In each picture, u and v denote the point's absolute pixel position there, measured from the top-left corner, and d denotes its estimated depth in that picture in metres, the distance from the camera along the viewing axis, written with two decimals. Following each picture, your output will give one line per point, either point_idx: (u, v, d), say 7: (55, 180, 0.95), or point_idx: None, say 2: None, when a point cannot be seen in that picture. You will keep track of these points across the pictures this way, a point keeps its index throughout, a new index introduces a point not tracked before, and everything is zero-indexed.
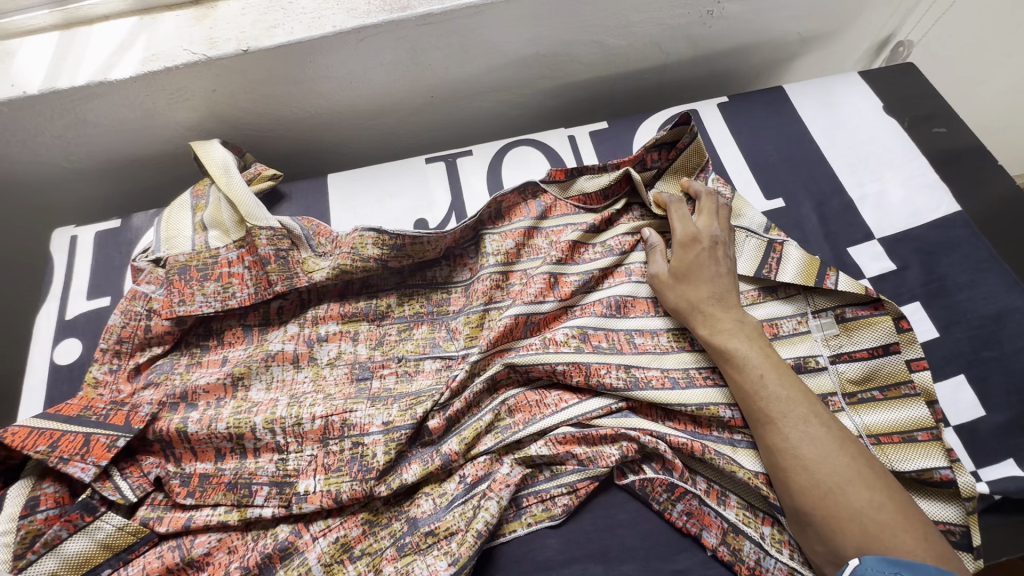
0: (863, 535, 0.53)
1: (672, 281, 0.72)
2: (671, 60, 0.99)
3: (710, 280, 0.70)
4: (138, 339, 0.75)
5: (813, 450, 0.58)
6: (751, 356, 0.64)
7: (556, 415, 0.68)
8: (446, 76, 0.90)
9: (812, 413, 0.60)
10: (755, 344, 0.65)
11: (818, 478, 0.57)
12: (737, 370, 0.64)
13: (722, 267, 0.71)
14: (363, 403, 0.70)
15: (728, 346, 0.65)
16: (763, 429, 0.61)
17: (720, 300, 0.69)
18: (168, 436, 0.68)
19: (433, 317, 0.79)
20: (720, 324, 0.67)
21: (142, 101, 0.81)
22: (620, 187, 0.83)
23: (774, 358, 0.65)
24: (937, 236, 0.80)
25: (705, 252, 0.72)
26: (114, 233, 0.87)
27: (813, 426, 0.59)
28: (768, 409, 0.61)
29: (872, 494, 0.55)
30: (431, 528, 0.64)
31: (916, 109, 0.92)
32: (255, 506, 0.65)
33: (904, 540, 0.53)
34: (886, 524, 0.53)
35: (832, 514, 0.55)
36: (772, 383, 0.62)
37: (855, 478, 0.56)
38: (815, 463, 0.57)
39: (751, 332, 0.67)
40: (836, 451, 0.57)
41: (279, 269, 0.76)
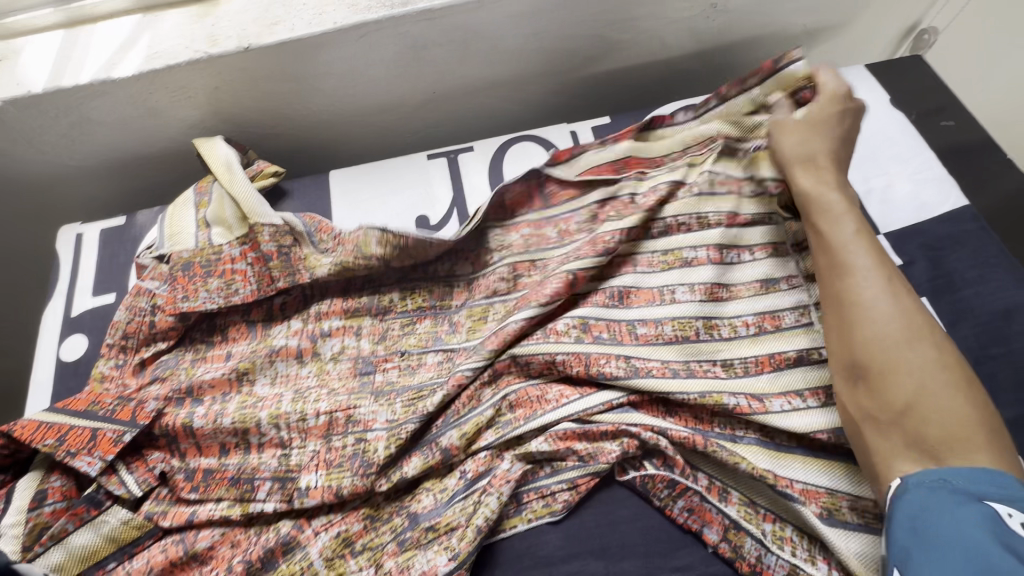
0: (912, 393, 0.52)
1: (783, 138, 0.69)
2: (675, 55, 0.98)
3: (821, 149, 0.66)
4: (144, 334, 0.75)
5: (891, 320, 0.54)
6: (849, 220, 0.60)
7: (557, 411, 0.67)
8: (449, 72, 0.89)
9: (908, 292, 0.56)
10: (854, 215, 0.60)
11: (883, 344, 0.54)
12: (827, 224, 0.61)
13: (839, 148, 0.67)
14: (366, 399, 0.71)
15: (825, 199, 0.62)
16: (838, 277, 0.58)
17: (816, 167, 0.65)
18: (174, 431, 0.68)
19: (436, 311, 0.78)
20: (815, 189, 0.63)
21: (146, 99, 0.82)
22: (633, 165, 0.81)
23: (873, 236, 0.60)
24: (945, 231, 0.79)
25: (822, 128, 0.67)
26: (119, 230, 0.87)
27: (901, 299, 0.55)
28: (847, 263, 0.58)
29: (947, 379, 0.52)
30: (432, 523, 0.64)
31: (924, 103, 0.91)
32: (257, 500, 0.65)
33: (959, 419, 0.50)
34: (944, 403, 0.51)
35: (887, 366, 0.53)
36: (859, 251, 0.58)
37: (926, 345, 0.53)
38: (889, 320, 0.54)
39: (852, 210, 0.61)
40: (911, 326, 0.54)
41: (282, 265, 0.76)
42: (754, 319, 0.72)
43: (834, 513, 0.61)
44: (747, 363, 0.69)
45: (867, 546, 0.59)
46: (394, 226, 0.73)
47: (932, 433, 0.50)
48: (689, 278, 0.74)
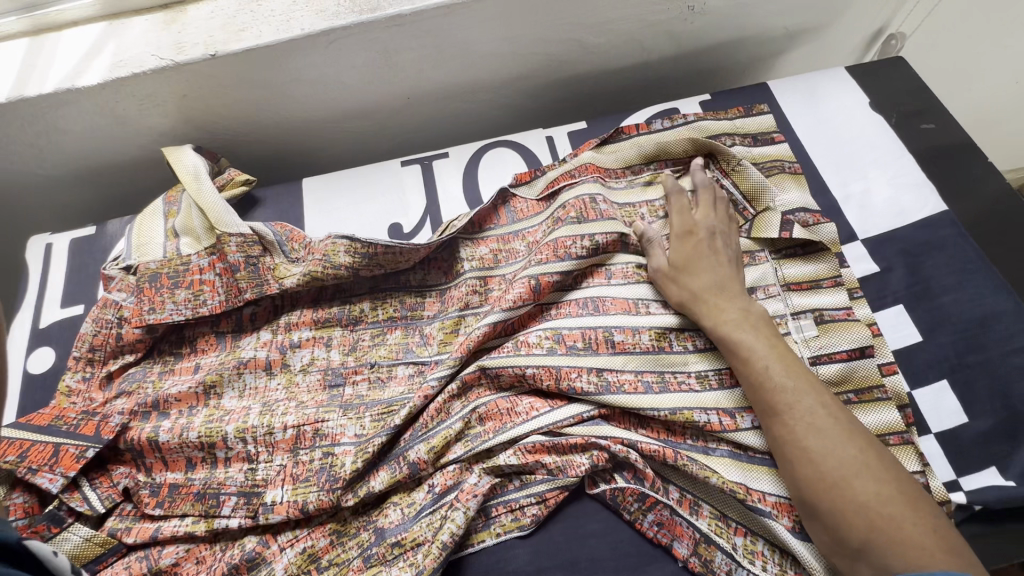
0: (867, 524, 0.53)
1: (673, 275, 0.71)
2: (654, 57, 0.97)
3: (713, 270, 0.70)
4: (111, 347, 0.74)
5: (820, 443, 0.57)
6: (757, 347, 0.63)
7: (527, 424, 0.66)
8: (422, 77, 0.88)
9: (819, 404, 0.59)
10: (763, 336, 0.64)
11: (824, 468, 0.56)
12: (743, 362, 0.63)
13: (723, 256, 0.72)
14: (335, 412, 0.69)
15: (731, 336, 0.65)
16: (770, 420, 0.61)
17: (722, 289, 0.69)
18: (139, 446, 0.67)
19: (407, 322, 0.77)
20: (726, 313, 0.66)
21: (113, 108, 0.81)
22: (590, 170, 0.82)
23: (782, 348, 0.63)
24: (922, 237, 0.78)
25: (702, 244, 0.72)
26: (88, 240, 0.86)
27: (819, 418, 0.58)
28: (773, 400, 0.60)
29: (880, 486, 0.54)
30: (398, 538, 0.63)
31: (905, 105, 0.90)
32: (222, 516, 0.65)
33: (912, 534, 0.52)
34: (894, 517, 0.53)
35: (838, 505, 0.55)
36: (778, 376, 0.61)
37: (862, 470, 0.55)
38: (821, 455, 0.56)
39: (758, 322, 0.66)
40: (843, 443, 0.56)
41: (249, 277, 0.75)
42: None
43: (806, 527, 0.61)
44: (721, 375, 0.69)
45: None
46: (363, 237, 0.73)
47: (896, 564, 0.51)
48: (662, 291, 0.74)
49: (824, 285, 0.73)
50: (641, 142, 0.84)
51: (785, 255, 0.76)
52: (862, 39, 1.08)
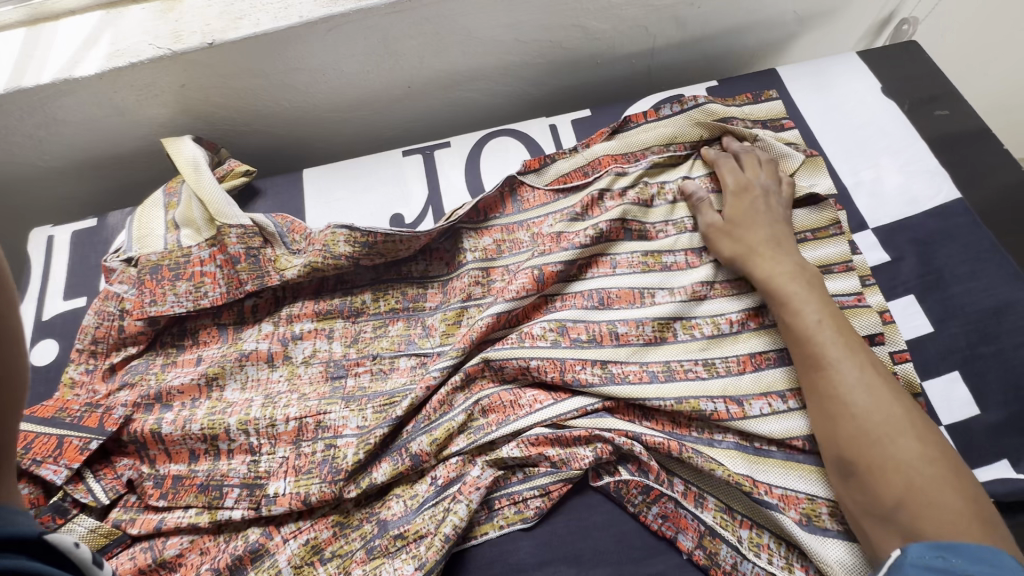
0: (905, 482, 0.53)
1: (724, 229, 0.72)
2: (660, 43, 0.95)
3: (765, 227, 0.70)
4: (113, 339, 0.74)
5: (867, 398, 0.57)
6: (810, 302, 0.63)
7: (530, 416, 0.66)
8: (423, 66, 0.87)
9: (869, 363, 0.59)
10: (815, 291, 0.64)
11: (868, 423, 0.56)
12: (794, 315, 0.63)
13: (776, 217, 0.71)
14: (337, 404, 0.69)
15: (784, 289, 0.64)
16: (815, 374, 0.60)
17: (772, 246, 0.68)
18: (142, 437, 0.68)
19: (409, 313, 0.77)
20: (778, 269, 0.66)
21: (111, 98, 0.80)
22: (604, 164, 0.82)
23: (833, 308, 0.63)
24: (935, 224, 0.76)
25: (759, 201, 0.72)
26: (90, 232, 0.86)
27: (870, 375, 0.58)
28: (823, 354, 0.60)
29: (923, 447, 0.54)
30: (400, 530, 0.63)
31: (919, 91, 0.88)
32: (225, 508, 0.65)
33: (951, 498, 0.51)
34: (933, 479, 0.52)
35: (879, 459, 0.54)
36: (830, 332, 0.61)
37: (906, 429, 0.55)
38: (866, 410, 0.56)
39: (811, 278, 0.65)
40: (890, 402, 0.56)
41: (250, 268, 0.75)
42: (738, 317, 0.70)
43: (813, 519, 0.61)
44: (728, 362, 0.68)
45: (845, 554, 0.59)
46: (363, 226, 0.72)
47: (931, 525, 0.51)
48: (667, 281, 0.74)
49: (835, 271, 0.71)
50: (650, 130, 0.82)
51: (797, 242, 0.74)
52: (863, 28, 1.05)
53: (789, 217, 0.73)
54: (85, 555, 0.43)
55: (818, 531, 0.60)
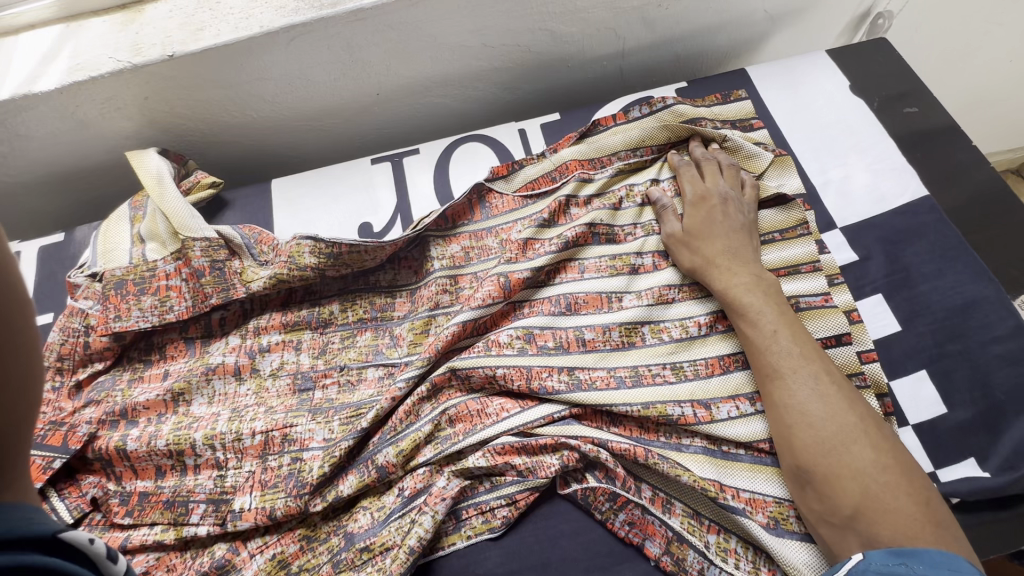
0: (860, 490, 0.53)
1: (683, 240, 0.72)
2: (629, 46, 0.95)
3: (724, 237, 0.70)
4: (79, 355, 0.73)
5: (821, 407, 0.57)
6: (764, 313, 0.63)
7: (497, 425, 0.66)
8: (389, 73, 0.86)
9: (824, 371, 0.59)
10: (771, 300, 0.64)
11: (823, 433, 0.56)
12: (750, 326, 0.63)
13: (735, 224, 0.71)
14: (304, 417, 0.69)
15: (742, 300, 0.65)
16: (771, 385, 0.60)
17: (731, 256, 0.68)
18: (107, 454, 0.67)
19: (377, 323, 0.76)
20: (735, 279, 0.66)
21: (73, 112, 0.79)
22: (571, 168, 0.81)
23: (789, 317, 0.63)
24: (902, 223, 0.76)
25: (716, 210, 0.72)
26: (56, 248, 0.86)
27: (823, 384, 0.58)
28: (778, 364, 0.60)
29: (877, 454, 0.54)
30: (366, 543, 0.62)
31: (888, 88, 0.87)
32: (191, 524, 0.64)
33: (903, 504, 0.52)
34: (887, 486, 0.53)
35: (834, 468, 0.55)
36: (785, 342, 0.61)
37: (860, 436, 0.55)
38: (821, 420, 0.56)
39: (768, 288, 0.65)
40: (843, 410, 0.56)
41: (215, 281, 0.74)
42: (706, 319, 0.70)
43: (781, 523, 0.60)
44: (697, 366, 0.68)
45: (812, 556, 0.59)
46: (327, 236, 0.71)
47: (885, 533, 0.51)
48: (634, 285, 0.73)
49: (803, 271, 0.71)
50: (613, 133, 0.81)
51: (763, 242, 0.74)
52: (842, 22, 1.05)
53: (751, 222, 0.72)
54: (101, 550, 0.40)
55: (787, 534, 0.60)
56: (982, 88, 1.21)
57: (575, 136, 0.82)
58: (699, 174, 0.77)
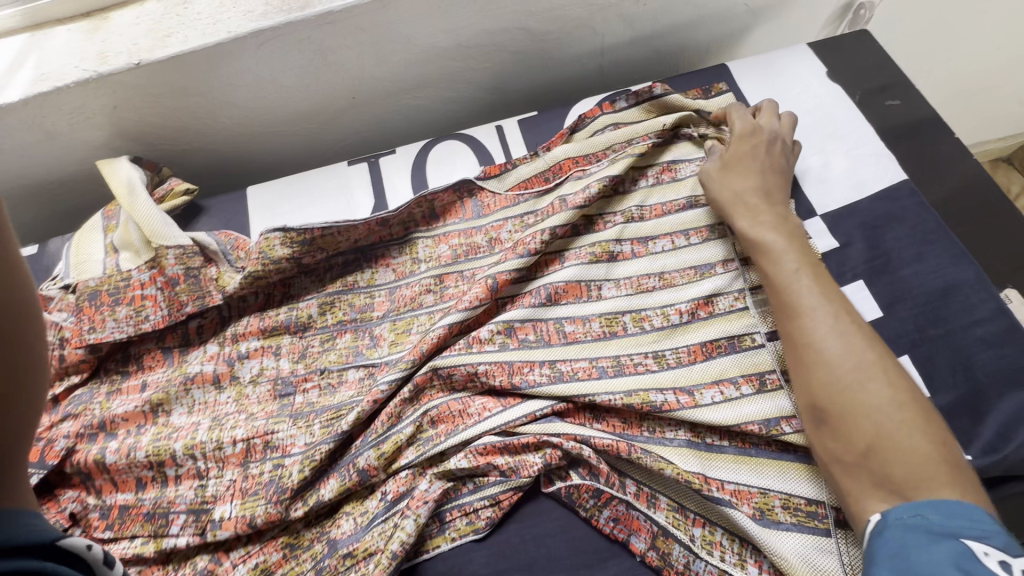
0: (875, 429, 0.52)
1: (719, 173, 0.73)
2: (609, 41, 0.94)
3: (759, 178, 0.70)
4: (55, 369, 0.72)
5: (839, 345, 0.56)
6: (787, 250, 0.63)
7: (478, 425, 0.65)
8: (363, 75, 0.85)
9: (842, 312, 0.58)
10: (793, 241, 0.64)
11: (839, 370, 0.55)
12: (772, 263, 0.63)
13: (772, 168, 0.72)
14: (285, 423, 0.68)
15: (763, 239, 0.65)
16: (790, 321, 0.60)
17: (763, 195, 0.70)
18: (86, 468, 0.66)
19: (357, 325, 0.75)
20: (759, 217, 0.67)
21: (41, 123, 0.78)
22: (565, 167, 0.81)
23: (813, 258, 0.63)
24: (881, 209, 0.76)
25: (760, 147, 0.73)
26: (29, 260, 0.84)
27: (844, 322, 0.57)
28: (796, 302, 0.60)
29: (895, 394, 0.53)
30: (350, 549, 0.62)
31: (870, 82, 0.86)
32: (171, 535, 0.63)
33: (920, 445, 0.51)
34: (903, 425, 0.52)
35: (849, 406, 0.54)
36: (807, 280, 0.61)
37: (878, 376, 0.54)
38: (839, 357, 0.56)
39: (791, 229, 0.65)
40: (863, 348, 0.55)
41: (189, 289, 0.73)
42: (688, 307, 0.71)
43: (766, 513, 0.61)
44: (679, 353, 0.69)
45: (799, 544, 0.59)
46: (296, 226, 0.72)
47: (899, 472, 0.50)
48: (614, 273, 0.74)
49: None
50: (596, 128, 0.84)
51: None
52: (830, 13, 1.05)
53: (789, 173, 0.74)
54: (96, 553, 0.41)
55: (773, 524, 0.60)
56: (968, 73, 1.20)
57: (567, 133, 0.83)
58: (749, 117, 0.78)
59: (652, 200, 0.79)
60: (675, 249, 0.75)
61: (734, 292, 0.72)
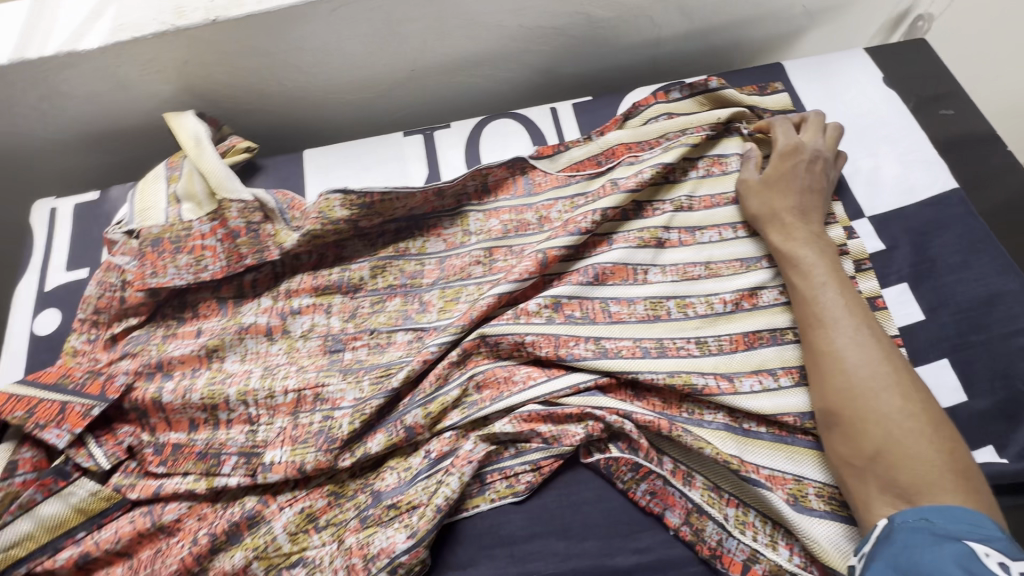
0: (884, 435, 0.57)
1: (759, 187, 0.76)
2: (665, 33, 0.95)
3: (797, 191, 0.74)
4: (115, 309, 0.75)
5: (857, 355, 0.61)
6: (818, 266, 0.67)
7: (523, 393, 0.67)
8: (425, 49, 0.87)
9: (864, 325, 0.63)
10: (824, 258, 0.68)
11: (854, 379, 0.60)
12: (801, 276, 0.68)
13: (812, 184, 0.75)
14: (335, 376, 0.70)
15: (795, 253, 0.69)
16: (812, 332, 0.64)
17: (798, 211, 0.73)
18: (144, 405, 0.69)
19: (407, 290, 0.77)
20: (793, 233, 0.71)
21: (114, 72, 0.80)
22: (618, 153, 0.83)
23: (840, 274, 0.67)
24: (929, 215, 0.77)
25: (801, 164, 0.75)
26: (91, 205, 0.86)
27: (864, 335, 0.62)
28: (821, 313, 0.64)
29: (907, 404, 0.58)
30: (393, 501, 0.64)
31: (925, 89, 0.87)
32: (223, 475, 0.66)
33: (926, 452, 0.55)
34: (911, 432, 0.56)
35: (861, 411, 0.58)
36: (833, 295, 0.65)
37: (891, 386, 0.58)
38: (855, 366, 0.60)
39: (824, 246, 0.69)
40: (879, 361, 0.60)
41: (250, 242, 0.75)
42: (732, 297, 0.73)
43: (799, 500, 0.62)
44: (721, 341, 0.71)
45: (831, 531, 0.60)
46: (356, 188, 0.74)
47: (904, 476, 0.55)
48: (661, 259, 0.76)
49: None
50: (648, 116, 0.85)
51: None
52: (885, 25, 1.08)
53: (829, 188, 0.77)
54: None
55: (804, 510, 0.62)
56: None
57: (619, 120, 0.85)
58: (794, 130, 0.80)
59: (702, 191, 0.81)
60: (722, 241, 0.77)
61: (778, 287, 0.73)
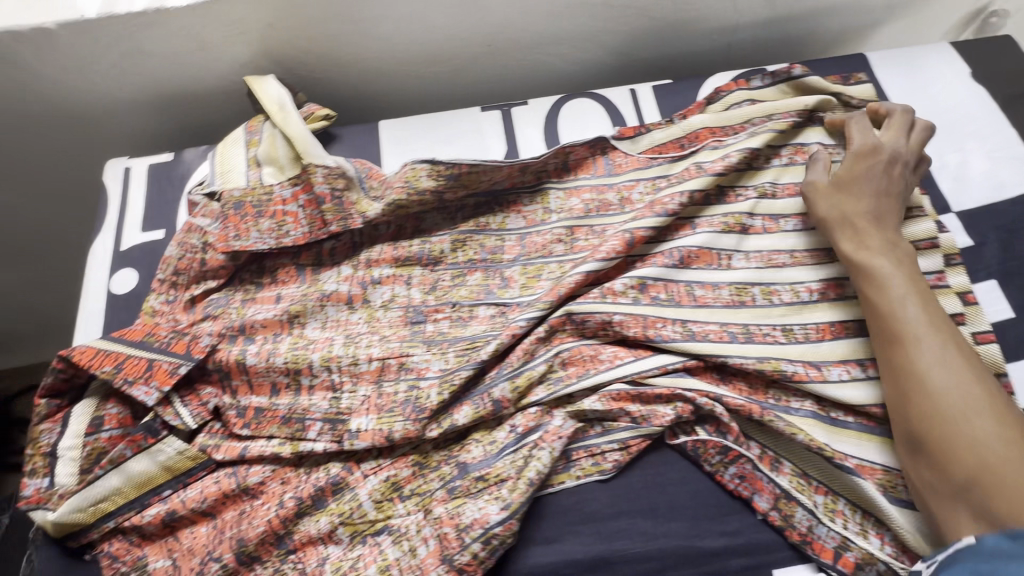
0: (976, 461, 0.54)
1: (828, 190, 0.72)
2: (745, 20, 0.94)
3: (871, 197, 0.70)
4: (194, 271, 0.74)
5: (943, 376, 0.57)
6: (895, 278, 0.63)
7: (611, 371, 0.66)
8: (506, 23, 0.86)
9: (948, 345, 0.59)
10: (902, 269, 0.64)
11: (942, 402, 0.57)
12: (878, 289, 0.64)
13: (887, 188, 0.71)
14: (419, 347, 0.70)
15: (870, 265, 0.65)
16: (892, 351, 0.61)
17: (872, 219, 0.69)
18: (227, 366, 0.68)
19: (487, 265, 0.76)
20: (868, 243, 0.67)
21: (198, 32, 0.79)
22: (702, 137, 0.82)
23: (920, 286, 0.63)
24: (1018, 212, 0.76)
25: (877, 167, 0.71)
26: (164, 166, 0.85)
27: (950, 354, 0.58)
28: (902, 330, 0.61)
29: (1000, 428, 0.54)
30: (481, 473, 0.63)
31: (1011, 86, 0.86)
32: (308, 440, 0.66)
33: None
34: (1006, 458, 0.53)
35: (950, 436, 0.55)
36: (915, 312, 0.61)
37: (982, 409, 0.55)
38: (943, 388, 0.57)
39: (901, 257, 0.66)
40: (967, 382, 0.57)
41: (334, 209, 0.74)
42: (819, 286, 0.72)
43: (889, 491, 0.62)
44: (807, 329, 0.70)
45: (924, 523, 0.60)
46: (444, 159, 0.73)
47: (1002, 505, 0.51)
48: (744, 245, 0.75)
49: (919, 247, 0.72)
50: (731, 101, 0.84)
51: None
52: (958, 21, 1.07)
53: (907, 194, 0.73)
54: None
55: (893, 500, 0.62)
56: None
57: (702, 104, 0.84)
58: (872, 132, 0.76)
59: (785, 178, 0.79)
60: (807, 229, 0.76)
61: None
